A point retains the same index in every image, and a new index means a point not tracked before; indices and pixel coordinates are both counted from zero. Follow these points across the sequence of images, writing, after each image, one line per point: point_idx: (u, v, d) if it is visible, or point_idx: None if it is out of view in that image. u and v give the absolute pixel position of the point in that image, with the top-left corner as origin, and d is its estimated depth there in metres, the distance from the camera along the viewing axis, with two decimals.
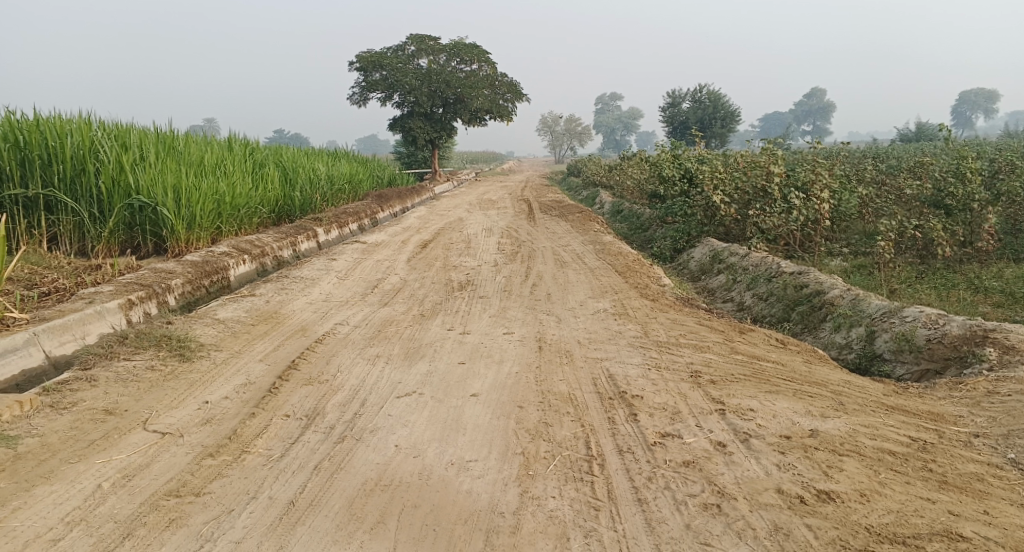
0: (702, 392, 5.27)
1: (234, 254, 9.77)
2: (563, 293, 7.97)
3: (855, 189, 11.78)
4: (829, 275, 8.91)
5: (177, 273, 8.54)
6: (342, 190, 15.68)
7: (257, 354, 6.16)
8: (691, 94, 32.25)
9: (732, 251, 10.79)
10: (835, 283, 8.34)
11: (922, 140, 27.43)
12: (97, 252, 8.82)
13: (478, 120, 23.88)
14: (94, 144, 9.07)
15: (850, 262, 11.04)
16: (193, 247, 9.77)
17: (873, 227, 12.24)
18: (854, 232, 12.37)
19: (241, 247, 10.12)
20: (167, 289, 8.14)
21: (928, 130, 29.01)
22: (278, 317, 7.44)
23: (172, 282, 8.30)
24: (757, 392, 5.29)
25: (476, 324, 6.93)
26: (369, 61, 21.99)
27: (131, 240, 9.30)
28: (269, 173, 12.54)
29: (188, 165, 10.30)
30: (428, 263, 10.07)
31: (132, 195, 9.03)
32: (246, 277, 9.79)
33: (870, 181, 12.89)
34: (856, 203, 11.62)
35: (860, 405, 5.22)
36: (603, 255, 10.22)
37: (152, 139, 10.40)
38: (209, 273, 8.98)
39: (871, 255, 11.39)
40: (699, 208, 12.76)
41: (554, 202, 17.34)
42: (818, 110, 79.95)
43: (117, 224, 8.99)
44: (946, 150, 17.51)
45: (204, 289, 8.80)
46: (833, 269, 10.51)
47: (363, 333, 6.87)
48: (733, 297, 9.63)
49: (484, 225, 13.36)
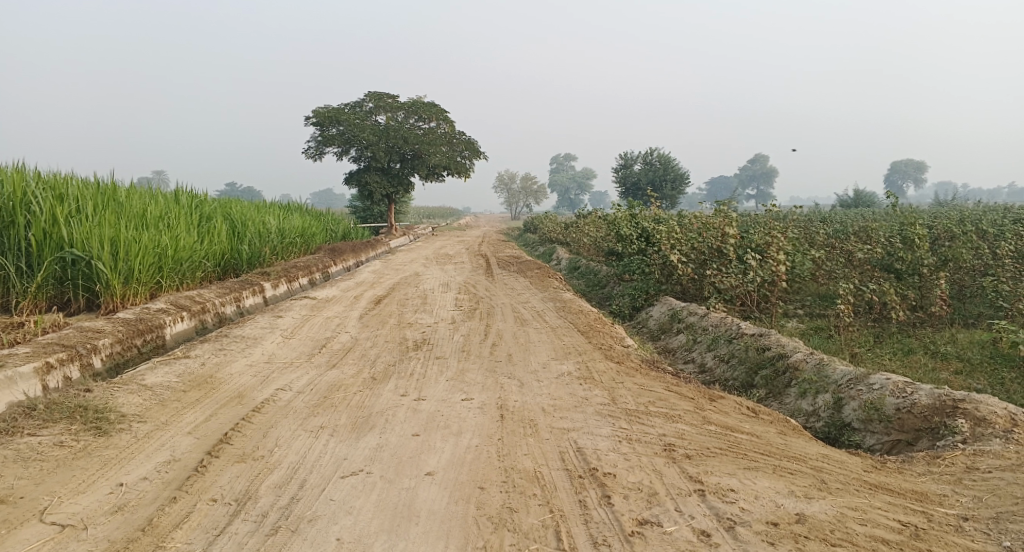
0: (679, 469, 4.82)
1: (171, 311, 9.14)
2: (523, 355, 7.52)
3: (809, 252, 11.68)
4: (791, 338, 8.68)
5: (106, 333, 7.92)
6: (293, 243, 15.10)
7: (186, 425, 5.57)
8: (641, 156, 32.58)
9: (691, 310, 10.52)
10: (798, 347, 8.07)
11: (865, 205, 27.90)
12: (23, 309, 8.16)
13: (435, 176, 23.57)
14: (25, 195, 8.50)
15: (807, 324, 10.83)
16: (130, 301, 9.13)
17: (827, 289, 12.14)
18: (807, 294, 12.26)
19: (179, 303, 9.49)
20: (92, 350, 7.51)
21: (869, 196, 29.59)
22: (213, 382, 6.84)
23: (99, 342, 7.68)
24: (735, 470, 4.86)
25: (432, 390, 6.42)
26: (325, 115, 21.63)
27: (61, 296, 8.64)
28: (215, 226, 11.96)
29: (128, 218, 9.72)
30: (380, 321, 9.53)
31: (65, 247, 8.41)
32: (183, 336, 9.14)
33: (826, 243, 12.80)
34: (810, 264, 11.52)
35: (844, 484, 4.81)
36: (564, 314, 9.83)
37: (91, 190, 9.83)
38: (141, 332, 8.35)
39: (829, 318, 11.20)
40: (657, 266, 12.50)
41: (510, 258, 17.00)
42: (763, 175, 81.86)
43: (47, 278, 8.35)
44: (894, 214, 17.67)
45: (135, 349, 8.16)
46: (793, 332, 10.31)
47: (307, 400, 6.30)
48: (693, 358, 9.30)
49: (438, 281, 12.90)
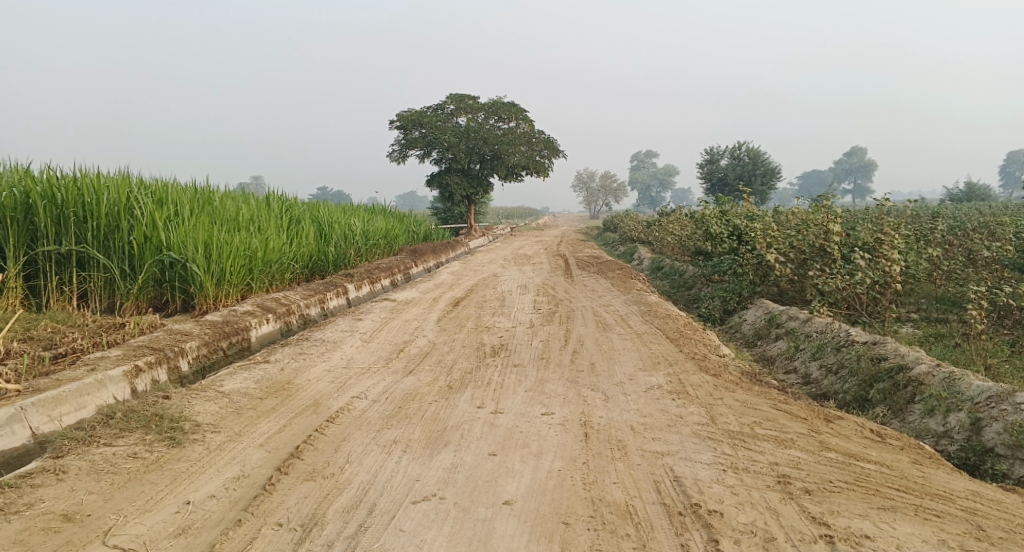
0: (798, 508, 4.23)
1: (257, 313, 9.00)
2: (609, 364, 7.00)
3: (924, 251, 10.75)
4: (908, 347, 7.92)
5: (193, 335, 7.81)
6: (377, 244, 14.96)
7: (258, 437, 5.29)
8: (729, 151, 31.45)
9: (791, 314, 9.77)
10: (919, 357, 7.35)
11: (974, 200, 26.08)
12: (125, 310, 8.15)
13: (515, 176, 23.20)
14: (129, 200, 8.48)
15: (926, 331, 9.94)
16: (223, 303, 9.05)
17: (943, 291, 11.19)
18: (919, 296, 11.34)
19: (264, 305, 9.35)
20: (178, 353, 7.40)
21: (979, 190, 27.80)
22: (289, 389, 6.59)
23: (186, 345, 7.57)
24: (866, 511, 4.25)
25: (510, 402, 5.98)
26: (408, 118, 21.53)
27: (159, 298, 8.61)
28: (303, 228, 11.87)
29: (221, 222, 9.66)
30: (458, 324, 9.16)
31: (163, 251, 8.36)
32: (268, 338, 8.97)
33: (938, 242, 11.82)
34: (925, 265, 10.60)
35: (1006, 532, 4.14)
36: (651, 318, 9.26)
37: (187, 194, 9.81)
38: (227, 334, 8.21)
39: (949, 325, 10.27)
40: (751, 266, 11.71)
41: (592, 257, 16.45)
42: (860, 169, 78.62)
43: (147, 280, 8.32)
44: (1006, 210, 16.37)
45: (221, 352, 8.03)
46: (905, 340, 9.47)
47: (382, 409, 5.96)
48: (795, 367, 8.58)
49: (520, 282, 12.49)
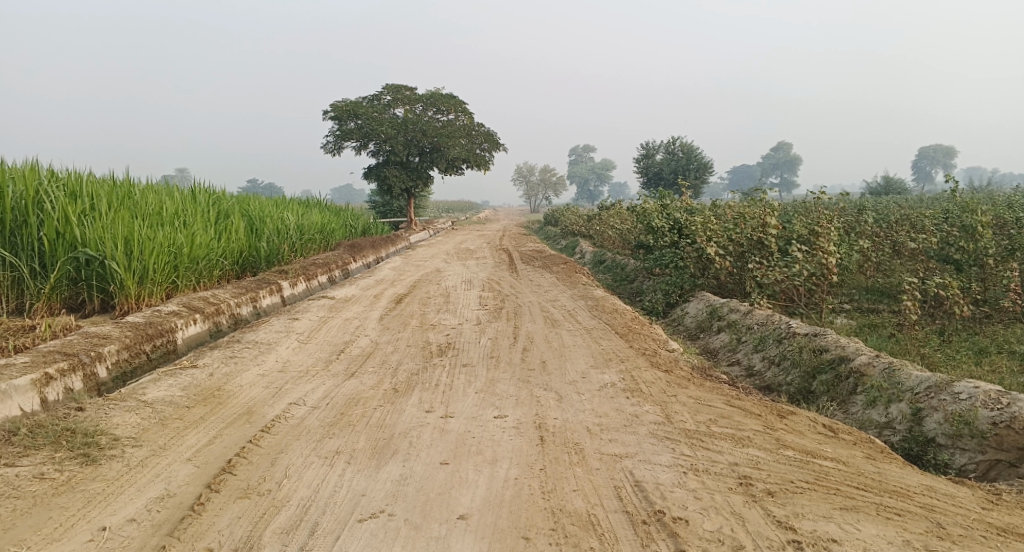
0: (762, 512, 4.12)
1: (183, 313, 8.53)
2: (559, 362, 6.80)
3: (857, 243, 10.87)
4: (848, 338, 7.92)
5: (112, 338, 7.34)
6: (312, 239, 14.50)
7: (186, 450, 4.93)
8: (664, 145, 31.72)
9: (732, 306, 9.74)
10: (859, 348, 7.35)
11: (895, 193, 26.69)
12: (36, 311, 7.65)
13: (455, 169, 22.89)
14: (38, 193, 7.99)
15: (860, 321, 10.03)
16: (146, 302, 8.55)
17: (874, 282, 11.34)
18: (851, 286, 11.46)
19: (192, 305, 8.87)
20: (95, 359, 6.95)
21: (898, 183, 28.57)
22: (221, 396, 6.21)
23: (104, 349, 7.11)
24: (830, 511, 4.15)
25: (460, 405, 5.74)
26: (343, 109, 21.02)
27: (75, 298, 8.10)
28: (232, 223, 11.37)
29: (143, 216, 9.15)
30: (401, 322, 8.85)
31: (78, 247, 7.88)
32: (196, 340, 8.51)
33: (869, 233, 11.97)
34: (859, 256, 10.71)
35: (966, 529, 4.08)
36: (598, 313, 9.11)
37: (105, 188, 9.28)
38: (150, 336, 7.75)
39: (883, 314, 10.40)
40: (692, 259, 11.68)
41: (534, 252, 16.28)
42: (786, 163, 80.61)
43: (60, 278, 7.85)
44: (931, 202, 16.76)
45: (143, 356, 7.57)
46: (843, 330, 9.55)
47: (323, 416, 5.65)
48: (738, 360, 8.54)
49: (462, 278, 12.22)
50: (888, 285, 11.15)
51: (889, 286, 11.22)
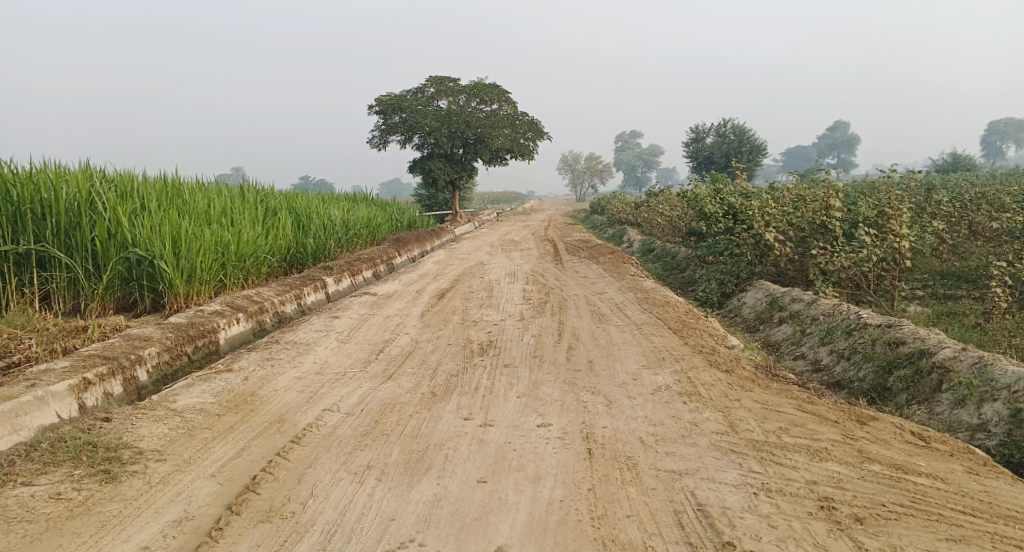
0: (852, 544, 3.69)
1: (226, 312, 8.22)
2: (608, 362, 6.33)
3: (928, 225, 10.12)
4: (926, 328, 7.29)
5: (152, 340, 7.07)
6: (358, 235, 14.18)
7: (211, 464, 4.62)
8: (714, 128, 30.81)
9: (794, 296, 9.09)
10: (941, 340, 6.72)
11: (958, 171, 25.52)
12: (90, 311, 7.46)
13: (499, 160, 22.46)
14: (89, 194, 7.76)
15: (935, 309, 9.31)
16: (194, 302, 8.30)
17: (946, 266, 10.59)
18: (921, 271, 10.73)
19: (236, 303, 8.56)
20: (135, 362, 6.67)
21: (963, 160, 27.30)
22: (254, 402, 5.89)
23: (144, 351, 6.84)
24: (932, 543, 3.71)
25: (501, 411, 5.32)
26: (388, 103, 20.70)
27: (126, 297, 7.88)
28: (279, 220, 11.09)
29: (190, 215, 8.89)
30: (443, 319, 8.44)
31: (129, 247, 7.65)
32: (239, 339, 8.19)
33: (940, 214, 11.19)
34: (931, 239, 9.97)
35: None
36: (649, 306, 8.59)
37: (154, 188, 9.03)
38: (192, 338, 7.45)
39: (959, 301, 9.66)
40: (748, 246, 11.03)
41: (581, 241, 15.77)
42: (843, 144, 78.28)
43: (113, 279, 7.63)
44: (1002, 179, 15.78)
45: (185, 357, 7.27)
46: (916, 319, 8.87)
47: (356, 425, 5.29)
48: (803, 353, 7.92)
49: (507, 270, 11.80)
50: (964, 269, 10.38)
51: (965, 270, 10.45)
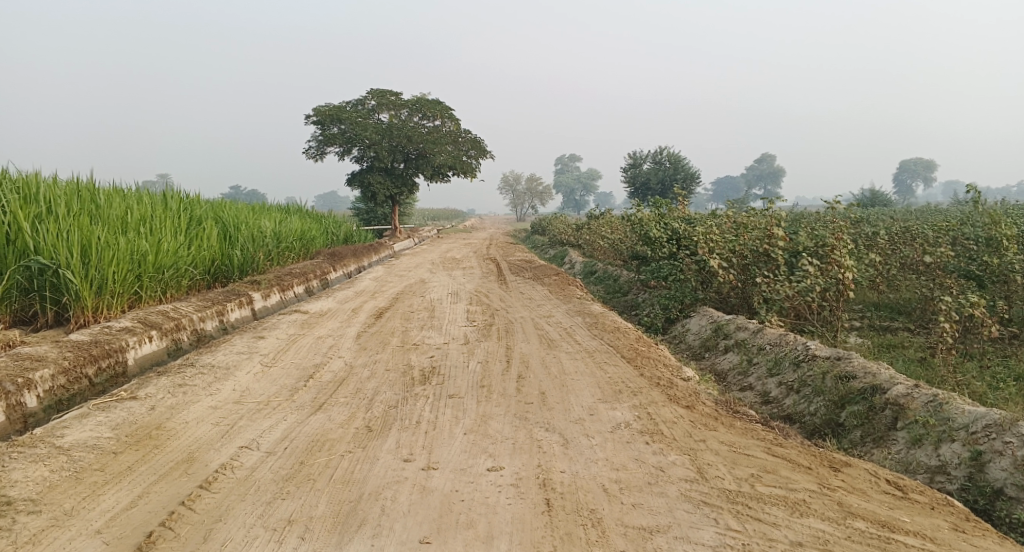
0: None
1: (137, 329, 7.38)
2: (561, 395, 5.84)
3: (868, 256, 9.88)
4: (875, 363, 6.95)
5: (47, 360, 6.29)
6: (291, 248, 13.45)
7: (97, 515, 4.31)
8: (650, 154, 30.89)
9: (740, 324, 8.65)
10: (894, 376, 6.35)
11: (882, 207, 25.96)
12: None
13: (440, 176, 21.88)
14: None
15: (875, 340, 9.10)
16: (105, 315, 7.51)
17: (883, 299, 10.43)
18: (858, 301, 10.54)
19: (150, 320, 7.72)
20: (23, 387, 5.93)
21: (882, 197, 27.88)
22: (161, 435, 5.24)
23: (36, 374, 6.09)
24: None
25: (444, 452, 4.77)
26: (326, 113, 19.95)
27: (25, 310, 7.07)
28: (204, 230, 10.34)
29: (104, 222, 8.14)
30: (380, 341, 7.85)
31: (31, 255, 6.93)
32: (152, 359, 7.36)
33: (878, 246, 11.06)
34: (870, 270, 9.73)
35: None
36: (598, 332, 8.16)
37: (64, 192, 8.29)
38: (95, 358, 6.63)
39: (899, 334, 9.41)
40: (692, 271, 10.68)
41: (523, 261, 15.33)
42: (770, 175, 80.02)
43: (11, 289, 6.89)
44: (932, 214, 15.90)
45: (85, 381, 6.46)
46: (856, 349, 8.63)
47: (280, 467, 4.70)
48: (750, 385, 7.49)
49: (447, 289, 11.27)
50: (902, 302, 10.24)
51: (900, 302, 10.31)
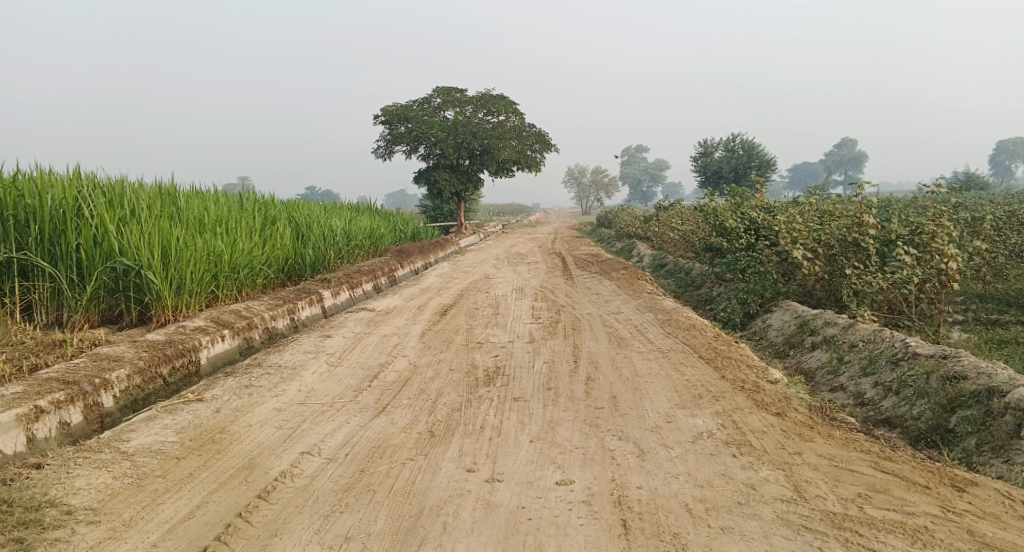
0: None
1: (210, 329, 7.22)
2: (635, 399, 5.43)
3: (971, 243, 9.04)
4: (987, 361, 6.28)
5: (123, 360, 6.14)
6: (359, 246, 13.30)
7: (154, 527, 4.10)
8: (723, 143, 29.94)
9: (828, 319, 7.97)
10: (1012, 377, 5.71)
11: (972, 191, 24.56)
12: (74, 324, 6.62)
13: (506, 171, 21.59)
14: (76, 200, 6.97)
15: (982, 336, 8.34)
16: (184, 314, 7.40)
17: (988, 290, 9.60)
18: (962, 293, 9.72)
19: (222, 319, 7.56)
20: (100, 387, 5.77)
21: (979, 179, 26.32)
22: (225, 438, 5.02)
23: (113, 374, 5.93)
24: None
25: (511, 462, 4.42)
26: (394, 113, 20.02)
27: (111, 309, 7.00)
28: (277, 230, 10.23)
29: (183, 222, 8.05)
30: (445, 340, 7.55)
31: (116, 256, 6.83)
32: (224, 358, 7.20)
33: (980, 232, 10.20)
34: (973, 258, 8.89)
35: None
36: (672, 329, 7.70)
37: (147, 193, 8.24)
38: (169, 358, 6.47)
39: (1006, 329, 8.63)
40: (773, 263, 10.00)
41: (590, 255, 14.88)
42: (849, 162, 77.27)
43: (98, 290, 6.81)
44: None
45: (160, 380, 6.30)
46: (963, 345, 7.92)
47: (340, 475, 4.42)
48: (842, 385, 6.87)
49: (515, 285, 10.92)
50: (1005, 292, 9.42)
51: (1006, 294, 9.47)
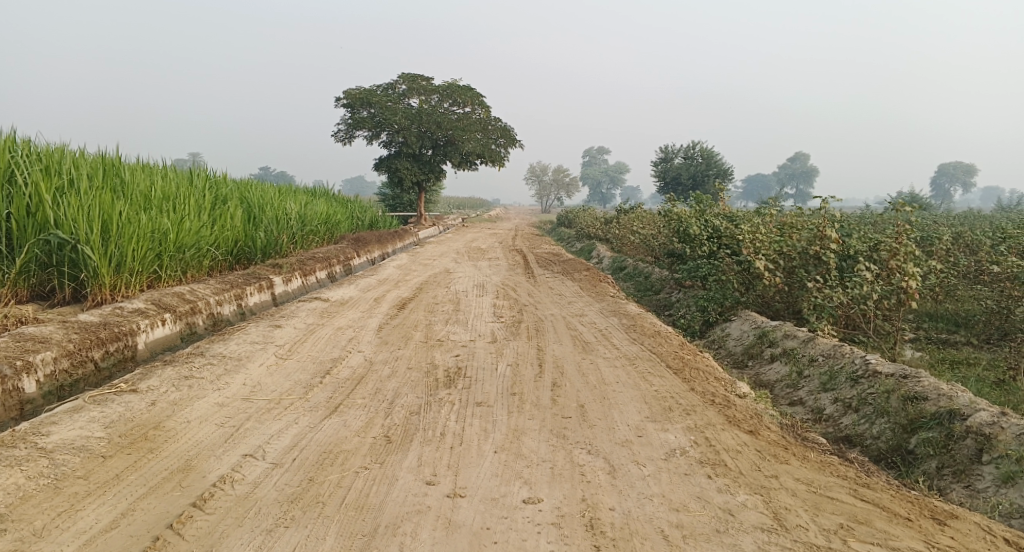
0: None
1: (151, 312, 6.76)
2: (604, 409, 5.18)
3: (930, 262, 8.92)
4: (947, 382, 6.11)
5: (51, 341, 5.68)
6: (314, 231, 12.82)
7: (71, 540, 3.72)
8: (682, 149, 30.00)
9: (789, 332, 7.77)
10: (974, 400, 5.54)
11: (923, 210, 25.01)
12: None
13: (468, 164, 21.23)
14: (9, 165, 6.47)
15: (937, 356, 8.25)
16: (123, 294, 6.92)
17: (942, 309, 9.54)
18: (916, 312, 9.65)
19: (164, 301, 7.10)
20: (21, 370, 5.32)
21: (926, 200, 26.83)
22: (158, 435, 4.61)
23: (37, 356, 5.48)
24: None
25: (473, 475, 4.12)
26: (356, 97, 19.47)
27: (42, 285, 6.48)
28: (228, 210, 9.74)
29: (127, 197, 7.57)
30: (402, 336, 7.21)
31: (50, 228, 6.35)
32: (165, 344, 6.75)
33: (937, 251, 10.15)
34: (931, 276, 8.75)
35: None
36: (637, 336, 7.47)
37: (90, 163, 7.73)
38: (102, 341, 6.02)
39: (962, 349, 8.59)
40: (734, 272, 9.81)
41: (550, 254, 14.63)
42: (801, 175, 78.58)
43: (28, 263, 6.32)
44: (985, 221, 15.01)
45: (91, 365, 5.85)
46: (920, 364, 7.82)
47: (287, 484, 4.08)
48: (800, 400, 6.66)
49: (474, 281, 10.61)
50: (958, 312, 9.39)
51: (961, 314, 9.44)
